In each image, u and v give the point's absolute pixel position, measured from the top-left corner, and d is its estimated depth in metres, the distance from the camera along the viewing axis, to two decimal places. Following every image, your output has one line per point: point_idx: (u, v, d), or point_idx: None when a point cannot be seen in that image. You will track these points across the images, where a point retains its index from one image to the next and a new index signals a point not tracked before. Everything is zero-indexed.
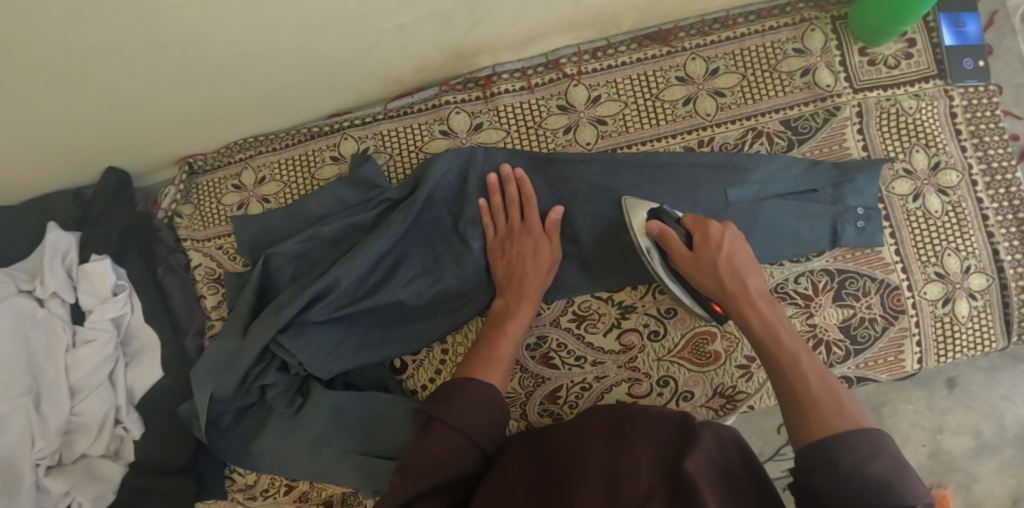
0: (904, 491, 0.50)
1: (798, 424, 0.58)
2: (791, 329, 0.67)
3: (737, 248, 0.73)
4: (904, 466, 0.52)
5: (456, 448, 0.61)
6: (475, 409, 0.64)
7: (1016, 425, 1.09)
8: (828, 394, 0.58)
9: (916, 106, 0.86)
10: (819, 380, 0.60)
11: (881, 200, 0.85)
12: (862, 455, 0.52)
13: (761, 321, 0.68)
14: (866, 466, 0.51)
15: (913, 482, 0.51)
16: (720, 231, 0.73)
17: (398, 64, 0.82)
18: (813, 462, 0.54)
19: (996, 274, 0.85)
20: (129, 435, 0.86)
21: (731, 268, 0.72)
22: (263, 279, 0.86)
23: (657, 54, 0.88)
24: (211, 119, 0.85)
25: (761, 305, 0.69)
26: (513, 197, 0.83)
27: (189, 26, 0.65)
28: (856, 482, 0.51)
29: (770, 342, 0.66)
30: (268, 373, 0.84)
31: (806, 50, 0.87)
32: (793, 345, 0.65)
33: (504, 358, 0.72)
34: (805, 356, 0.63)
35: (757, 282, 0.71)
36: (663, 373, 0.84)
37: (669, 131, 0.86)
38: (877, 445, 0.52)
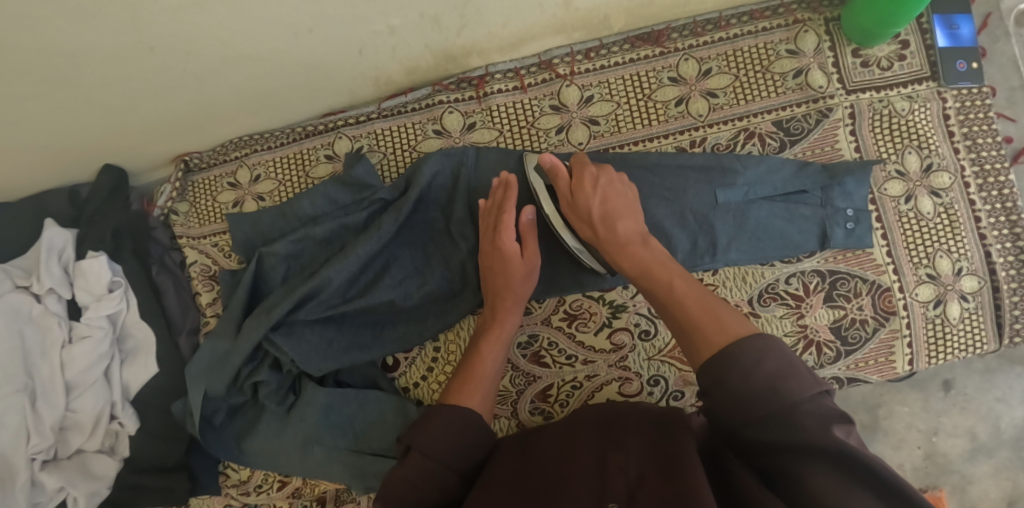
0: (789, 389, 0.48)
1: (690, 352, 0.57)
2: (668, 263, 0.68)
3: (613, 192, 0.76)
4: (792, 361, 0.50)
5: (437, 473, 0.62)
6: (450, 430, 0.65)
7: (1011, 427, 1.09)
8: (708, 314, 0.58)
9: (909, 108, 0.86)
10: (698, 304, 0.60)
11: (873, 201, 0.86)
12: (744, 362, 0.50)
13: (635, 262, 0.69)
14: (751, 372, 0.50)
15: (801, 376, 0.49)
16: (594, 177, 0.77)
17: (390, 64, 0.83)
18: (707, 384, 0.52)
19: (988, 277, 0.85)
20: (124, 430, 0.87)
21: (603, 214, 0.74)
22: (256, 277, 0.87)
23: (650, 55, 0.88)
24: (205, 119, 0.86)
25: (633, 247, 0.71)
26: (497, 201, 0.81)
27: (181, 29, 0.66)
28: (746, 394, 0.49)
29: (647, 280, 0.67)
30: (261, 370, 0.85)
31: (799, 51, 0.87)
32: (667, 276, 0.65)
33: (484, 376, 0.74)
34: (681, 284, 0.63)
35: (631, 223, 0.74)
36: (653, 372, 0.85)
37: (661, 132, 0.87)
38: (759, 348, 0.50)
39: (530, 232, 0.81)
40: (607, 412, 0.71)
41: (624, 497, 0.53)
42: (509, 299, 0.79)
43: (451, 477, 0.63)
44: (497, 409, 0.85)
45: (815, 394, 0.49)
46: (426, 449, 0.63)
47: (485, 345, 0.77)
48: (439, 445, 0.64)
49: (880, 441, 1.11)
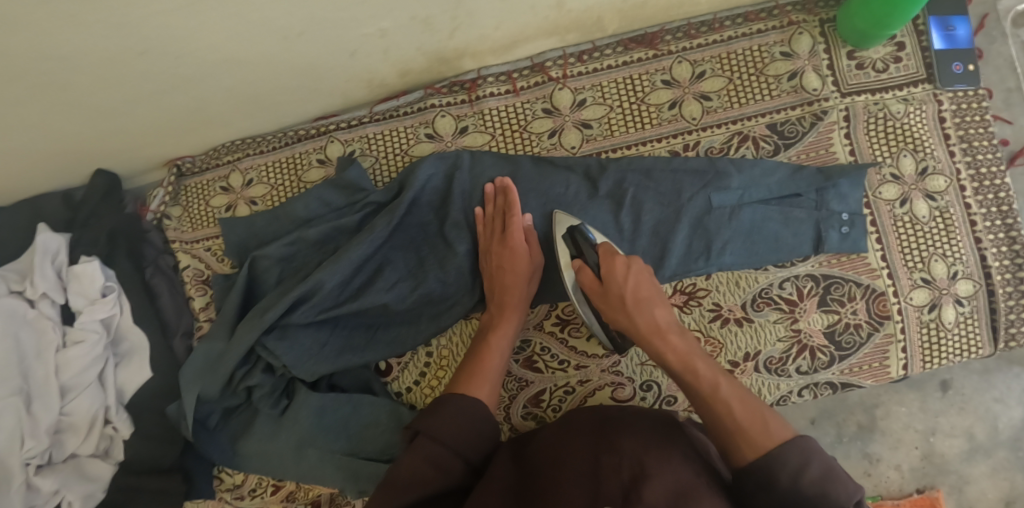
0: (837, 494, 0.54)
1: (734, 455, 0.60)
2: (699, 352, 0.68)
3: (644, 281, 0.72)
4: (832, 465, 0.56)
5: (444, 460, 0.61)
6: (456, 418, 0.64)
7: (1009, 427, 1.09)
8: (751, 416, 0.60)
9: (904, 111, 0.86)
10: (736, 400, 0.62)
11: (868, 205, 0.85)
12: (796, 472, 0.55)
13: (673, 355, 0.68)
14: (801, 479, 0.55)
15: (842, 480, 0.55)
16: (625, 266, 0.73)
17: (381, 68, 0.82)
18: (757, 490, 0.57)
19: (984, 280, 0.85)
20: (118, 434, 0.88)
21: (638, 303, 0.71)
22: (249, 281, 0.87)
23: (643, 57, 0.87)
24: (196, 122, 0.85)
25: (672, 339, 0.69)
26: (502, 207, 0.82)
27: (169, 32, 0.65)
28: (799, 503, 0.54)
29: (683, 374, 0.67)
30: (253, 374, 0.85)
31: (793, 53, 0.86)
32: (706, 371, 0.66)
33: (493, 370, 0.73)
34: (719, 381, 0.64)
35: (666, 315, 0.71)
36: (646, 377, 0.84)
37: (654, 135, 0.86)
38: (805, 453, 0.56)
39: (531, 237, 0.82)
40: (603, 413, 0.70)
41: (618, 498, 0.53)
42: (516, 297, 0.79)
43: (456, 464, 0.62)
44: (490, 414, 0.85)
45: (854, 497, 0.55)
46: (438, 434, 0.62)
47: (491, 339, 0.76)
48: (447, 430, 0.63)
49: (877, 442, 1.11)
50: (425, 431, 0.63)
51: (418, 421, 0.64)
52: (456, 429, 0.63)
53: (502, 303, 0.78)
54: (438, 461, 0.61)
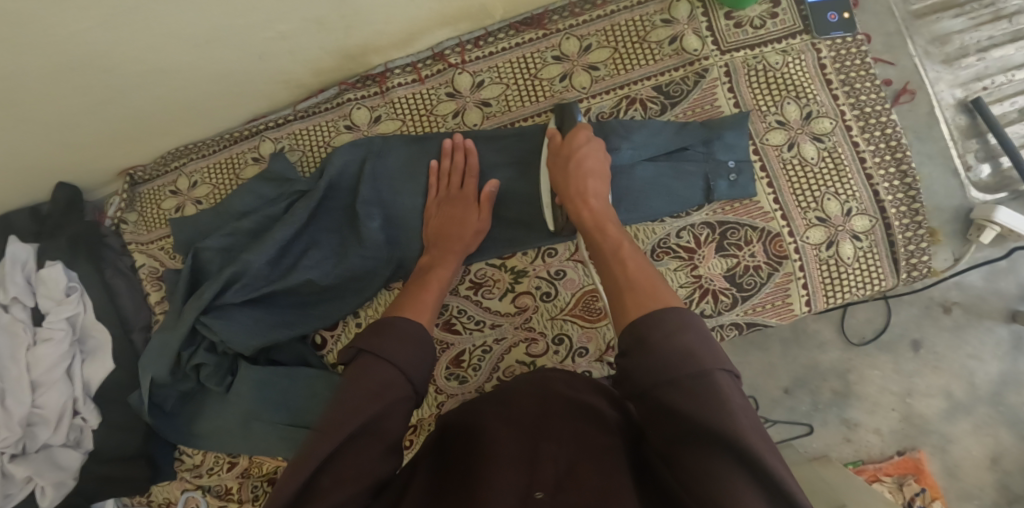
0: (701, 359, 0.51)
1: (617, 308, 0.61)
2: (615, 224, 0.75)
3: (596, 158, 0.81)
4: (709, 341, 0.53)
5: (394, 384, 0.61)
6: (407, 341, 0.65)
7: (987, 381, 1.07)
8: (644, 279, 0.63)
9: (783, 61, 0.90)
10: (632, 260, 0.67)
11: (756, 152, 0.89)
12: (669, 323, 0.54)
13: (593, 220, 0.76)
14: (671, 338, 0.53)
15: (719, 352, 0.52)
16: (586, 138, 0.82)
17: (294, 69, 0.91)
18: (627, 344, 0.55)
19: (879, 215, 0.88)
20: (87, 424, 0.97)
21: (579, 170, 0.80)
22: (194, 270, 0.95)
23: (534, 37, 0.94)
24: (141, 131, 0.96)
25: (593, 207, 0.77)
26: (459, 165, 0.89)
27: (92, 49, 0.76)
28: (662, 355, 0.52)
29: (597, 238, 0.73)
30: (198, 353, 0.92)
31: (673, 20, 0.92)
32: (616, 239, 0.71)
33: (430, 301, 0.77)
34: (626, 247, 0.70)
35: (600, 192, 0.78)
36: (557, 331, 0.89)
37: (548, 107, 0.93)
38: (678, 320, 0.54)
39: (487, 202, 0.88)
40: (543, 390, 0.70)
41: (551, 486, 0.54)
42: (461, 244, 0.85)
43: (405, 393, 0.62)
44: None
45: (727, 371, 0.51)
46: (386, 351, 0.63)
47: (431, 274, 0.81)
48: (399, 356, 0.63)
49: (853, 407, 1.09)
50: (374, 354, 0.63)
51: (366, 340, 0.64)
52: (402, 350, 0.64)
53: (446, 245, 0.85)
54: (387, 382, 0.61)
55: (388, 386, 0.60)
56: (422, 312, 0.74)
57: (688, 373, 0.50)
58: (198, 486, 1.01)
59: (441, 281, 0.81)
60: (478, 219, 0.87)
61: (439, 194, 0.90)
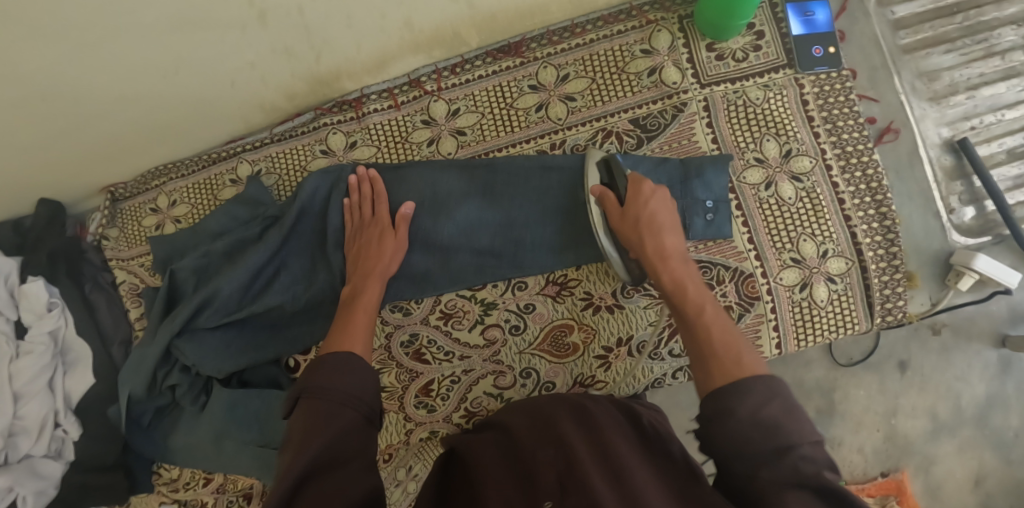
0: (793, 432, 0.51)
1: (703, 377, 0.60)
2: (699, 282, 0.70)
3: (665, 208, 0.76)
4: (795, 405, 0.54)
5: (340, 414, 0.60)
6: (340, 369, 0.63)
7: (972, 404, 1.05)
8: (725, 342, 0.61)
9: (764, 97, 0.88)
10: (717, 327, 0.64)
11: (733, 189, 0.87)
12: (757, 392, 0.54)
13: (671, 275, 0.71)
14: (759, 409, 0.53)
15: (803, 420, 0.52)
16: (651, 190, 0.76)
17: (267, 94, 0.91)
18: (710, 411, 0.55)
19: (856, 257, 0.86)
20: (68, 436, 0.98)
21: (651, 226, 0.74)
22: (170, 290, 0.96)
23: (510, 65, 0.92)
24: (118, 153, 0.96)
25: (673, 263, 0.71)
26: (366, 194, 0.89)
27: (59, 80, 0.76)
28: (745, 427, 0.52)
29: (677, 296, 0.69)
30: (173, 373, 0.94)
31: (653, 50, 0.90)
32: (698, 300, 0.67)
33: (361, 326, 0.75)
34: (709, 308, 0.66)
35: (676, 242, 0.74)
36: (525, 365, 0.89)
37: (523, 137, 0.92)
38: (768, 388, 0.54)
39: (404, 222, 0.87)
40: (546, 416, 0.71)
41: (552, 486, 0.54)
42: (380, 265, 0.83)
43: (356, 420, 0.61)
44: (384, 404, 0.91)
45: (816, 440, 0.52)
46: (324, 389, 0.61)
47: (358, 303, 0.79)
48: (335, 387, 0.62)
49: (837, 425, 1.05)
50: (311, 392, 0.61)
51: (301, 384, 0.63)
52: (340, 384, 0.62)
53: (368, 269, 0.83)
54: (334, 416, 0.59)
55: (336, 421, 0.59)
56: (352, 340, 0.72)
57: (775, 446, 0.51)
58: (174, 499, 1.03)
59: (367, 306, 0.79)
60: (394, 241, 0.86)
61: (354, 225, 0.89)
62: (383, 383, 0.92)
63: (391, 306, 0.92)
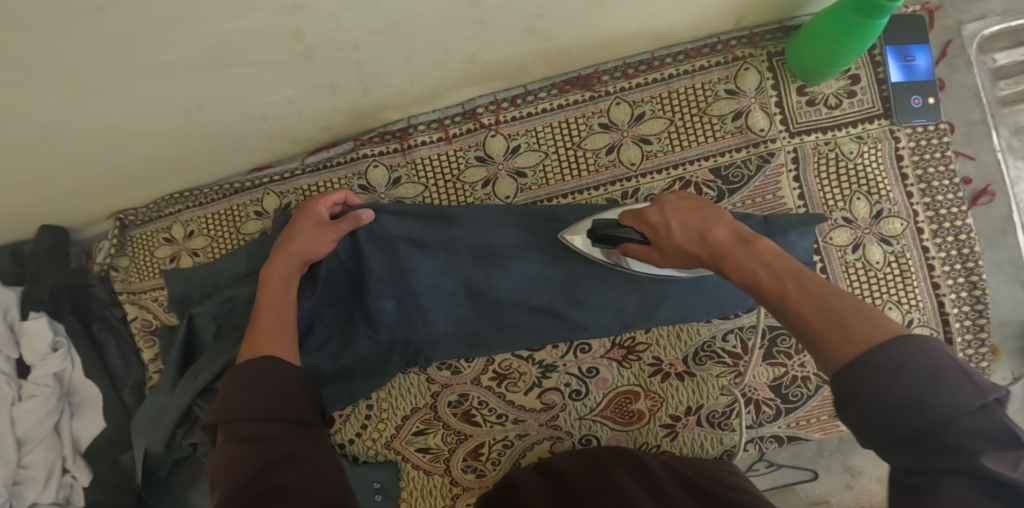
0: (939, 401, 0.40)
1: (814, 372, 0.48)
2: (778, 256, 0.55)
3: (691, 209, 0.66)
4: (948, 364, 0.41)
5: (268, 430, 0.59)
6: (248, 386, 0.63)
7: None
8: (824, 320, 0.47)
9: (857, 150, 0.80)
10: (812, 302, 0.49)
11: (818, 251, 0.81)
12: (879, 373, 0.42)
13: (735, 269, 0.57)
14: (889, 383, 0.41)
15: (960, 383, 0.39)
16: (660, 213, 0.67)
17: (300, 126, 0.80)
18: (838, 400, 0.44)
19: (941, 328, 0.81)
20: (78, 482, 0.92)
21: (694, 233, 0.63)
22: (188, 338, 0.88)
23: (579, 100, 0.82)
24: (128, 182, 0.86)
25: (734, 252, 0.58)
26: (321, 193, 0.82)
27: (61, 120, 0.66)
28: (875, 410, 0.41)
29: (755, 289, 0.55)
30: (194, 431, 0.87)
31: (739, 91, 0.81)
32: (774, 281, 0.53)
33: (270, 326, 0.72)
34: (790, 285, 0.52)
35: (729, 230, 0.62)
36: (585, 432, 0.83)
37: (591, 183, 0.83)
38: (895, 354, 0.42)
39: (349, 222, 0.78)
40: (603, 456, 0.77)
41: None
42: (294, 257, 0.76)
43: (291, 433, 0.60)
44: (429, 466, 0.85)
45: (980, 404, 0.39)
46: (237, 406, 0.61)
47: (271, 296, 0.75)
48: (248, 405, 0.61)
49: (859, 454, 0.99)
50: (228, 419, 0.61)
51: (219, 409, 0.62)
52: (252, 398, 0.62)
53: (277, 253, 0.77)
54: (263, 430, 0.59)
55: (268, 434, 0.59)
56: (264, 340, 0.70)
57: (919, 426, 0.40)
58: None
59: (276, 307, 0.74)
60: (327, 240, 0.78)
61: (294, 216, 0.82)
62: (427, 444, 0.86)
63: (438, 363, 0.85)
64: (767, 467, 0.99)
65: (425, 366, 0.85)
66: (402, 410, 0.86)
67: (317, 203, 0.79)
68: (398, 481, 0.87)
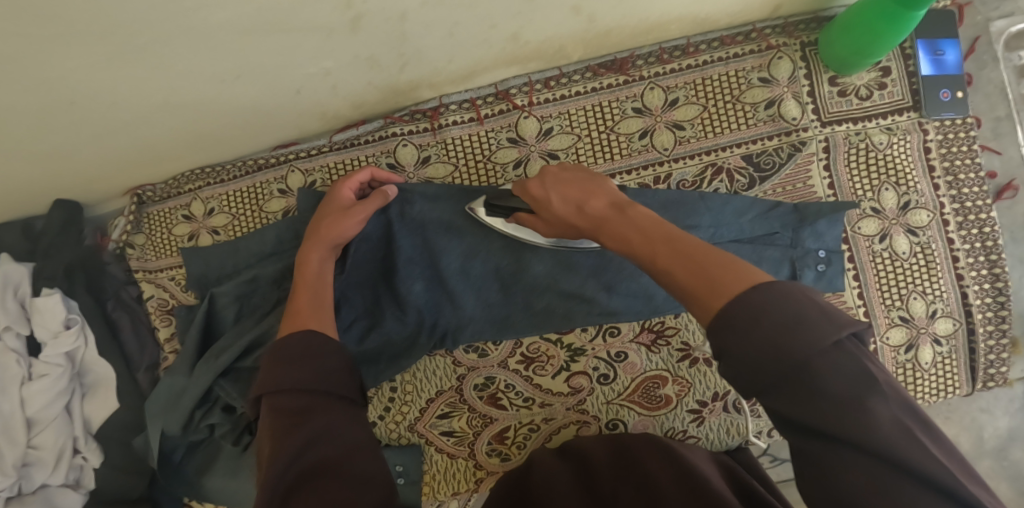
0: (796, 344, 0.38)
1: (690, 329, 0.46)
2: (653, 219, 0.54)
3: (572, 180, 0.66)
4: (804, 308, 0.40)
5: (314, 404, 0.57)
6: (294, 360, 0.61)
7: (993, 436, 0.98)
8: (691, 273, 0.46)
9: (887, 142, 0.81)
10: (678, 260, 0.48)
11: (846, 240, 0.82)
12: (742, 322, 0.41)
13: (612, 236, 0.57)
14: (753, 332, 0.40)
15: (816, 323, 0.39)
16: (541, 184, 0.67)
17: (333, 101, 0.79)
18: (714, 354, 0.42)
19: (964, 319, 0.82)
20: (89, 464, 0.89)
21: (576, 203, 0.63)
22: (207, 318, 0.87)
23: (613, 84, 0.83)
24: (149, 156, 0.83)
25: (612, 219, 0.58)
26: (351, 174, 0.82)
27: (92, 86, 0.63)
28: (744, 364, 0.40)
29: (631, 255, 0.54)
30: (213, 413, 0.85)
31: (772, 80, 0.82)
32: (646, 244, 0.52)
33: (307, 306, 0.70)
34: (659, 247, 0.50)
35: (606, 200, 0.62)
36: (612, 416, 0.83)
37: (623, 167, 0.83)
38: (755, 299, 0.41)
39: (379, 199, 0.77)
40: (632, 438, 0.76)
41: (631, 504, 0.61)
42: (325, 238, 0.75)
43: (331, 408, 0.58)
44: (453, 450, 0.85)
45: (833, 342, 0.39)
46: (279, 381, 0.59)
47: (307, 278, 0.74)
48: (295, 378, 0.59)
49: None
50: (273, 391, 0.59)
51: (260, 384, 0.60)
52: (294, 372, 0.60)
53: (314, 234, 0.76)
54: (303, 406, 0.57)
55: (308, 409, 0.57)
56: (302, 318, 0.68)
57: (784, 372, 0.39)
58: None
59: (315, 287, 0.73)
60: (353, 218, 0.76)
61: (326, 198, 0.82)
62: (452, 427, 0.85)
63: (465, 346, 0.84)
64: (770, 461, 1.00)
65: (452, 349, 0.83)
66: (426, 393, 0.85)
67: (341, 186, 0.78)
68: (421, 465, 0.86)
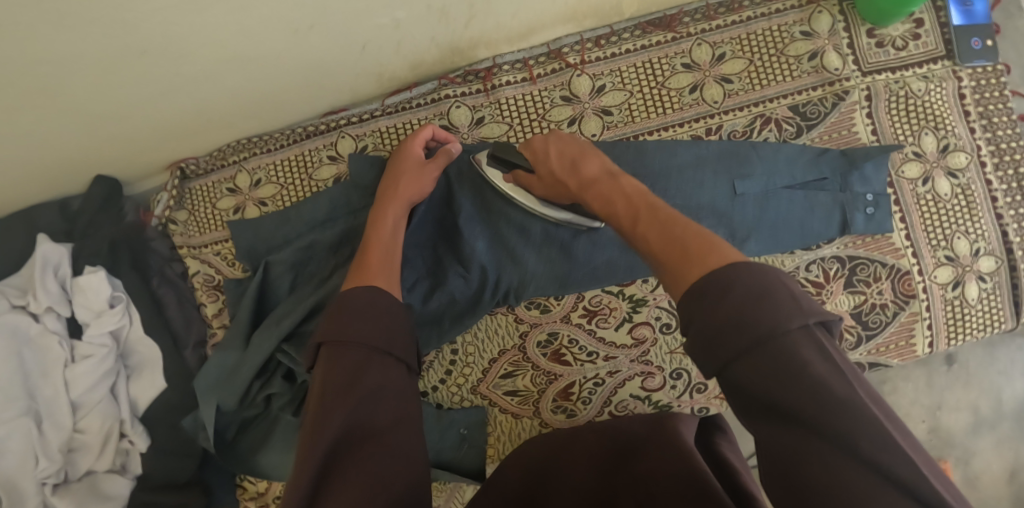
0: (761, 319, 0.39)
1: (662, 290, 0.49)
2: (637, 194, 0.58)
3: (567, 148, 0.70)
4: (772, 286, 0.41)
5: (373, 366, 0.54)
6: (362, 315, 0.57)
7: (1012, 400, 0.98)
8: (669, 239, 0.49)
9: (925, 88, 0.85)
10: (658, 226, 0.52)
11: (891, 184, 0.85)
12: (714, 288, 0.42)
13: (599, 198, 0.61)
14: (723, 298, 0.41)
15: (782, 303, 0.40)
16: (544, 143, 0.72)
17: (393, 60, 0.79)
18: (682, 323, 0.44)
19: (1006, 256, 0.85)
20: (135, 448, 0.85)
21: (571, 164, 0.67)
22: (261, 287, 0.85)
23: (663, 40, 0.85)
24: (199, 124, 0.82)
25: (599, 184, 0.62)
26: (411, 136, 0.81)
27: (170, 33, 0.62)
28: (709, 335, 0.41)
29: (613, 217, 0.58)
30: (273, 382, 0.83)
31: (813, 32, 0.85)
32: (630, 213, 0.56)
33: (376, 265, 0.68)
34: (642, 214, 0.54)
35: (600, 166, 0.65)
36: (676, 366, 0.84)
37: (676, 120, 0.85)
38: (727, 271, 0.43)
39: (443, 158, 0.79)
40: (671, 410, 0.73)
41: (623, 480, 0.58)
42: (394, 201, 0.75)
43: (385, 371, 0.55)
44: (518, 410, 0.84)
45: (800, 324, 0.40)
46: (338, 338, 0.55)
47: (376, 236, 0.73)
48: (360, 333, 0.56)
49: None
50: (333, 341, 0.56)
51: (320, 332, 0.57)
52: (356, 327, 0.56)
53: (389, 196, 0.76)
54: (359, 366, 0.54)
55: (365, 370, 0.54)
56: (369, 274, 0.66)
57: (750, 345, 0.39)
58: None
59: (385, 245, 0.72)
60: (429, 176, 0.78)
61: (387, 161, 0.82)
62: (516, 386, 0.85)
63: (527, 303, 0.84)
64: None
65: (515, 305, 0.83)
66: (488, 353, 0.84)
67: (410, 143, 0.78)
68: (485, 428, 0.85)
